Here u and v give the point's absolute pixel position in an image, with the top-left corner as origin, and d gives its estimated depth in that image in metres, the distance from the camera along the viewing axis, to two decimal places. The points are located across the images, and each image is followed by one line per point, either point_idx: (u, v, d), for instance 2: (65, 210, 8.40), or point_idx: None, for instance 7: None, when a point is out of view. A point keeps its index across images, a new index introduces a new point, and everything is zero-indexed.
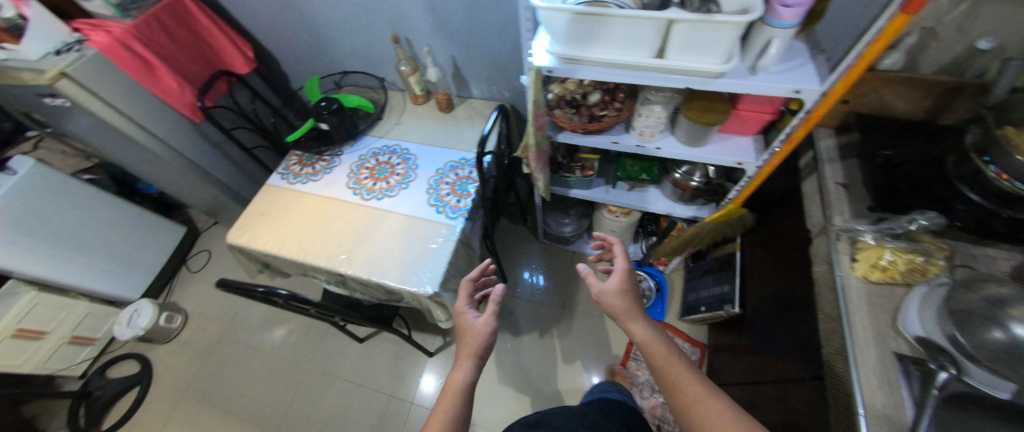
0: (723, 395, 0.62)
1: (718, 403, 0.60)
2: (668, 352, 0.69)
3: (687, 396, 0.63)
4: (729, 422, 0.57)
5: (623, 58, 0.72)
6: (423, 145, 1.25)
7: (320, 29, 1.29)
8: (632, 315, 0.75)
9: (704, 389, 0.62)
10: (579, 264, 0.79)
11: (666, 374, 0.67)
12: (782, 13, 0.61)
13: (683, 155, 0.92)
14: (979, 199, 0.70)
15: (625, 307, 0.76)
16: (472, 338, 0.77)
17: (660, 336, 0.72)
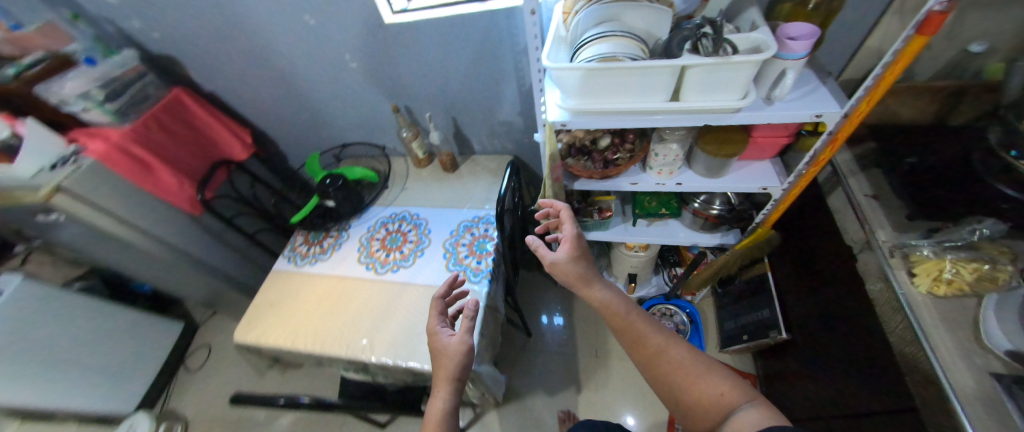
0: (683, 344, 0.67)
1: (682, 352, 0.65)
2: (626, 310, 0.71)
3: (649, 349, 0.66)
4: (693, 366, 0.63)
5: (637, 104, 0.72)
6: (433, 207, 1.23)
7: (319, 107, 1.30)
8: (589, 280, 0.76)
9: (665, 338, 0.67)
10: (529, 237, 0.78)
11: (628, 332, 0.70)
12: (792, 46, 0.63)
13: (707, 188, 0.91)
14: (1017, 194, 0.68)
15: (578, 273, 0.76)
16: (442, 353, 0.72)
17: (613, 294, 0.75)
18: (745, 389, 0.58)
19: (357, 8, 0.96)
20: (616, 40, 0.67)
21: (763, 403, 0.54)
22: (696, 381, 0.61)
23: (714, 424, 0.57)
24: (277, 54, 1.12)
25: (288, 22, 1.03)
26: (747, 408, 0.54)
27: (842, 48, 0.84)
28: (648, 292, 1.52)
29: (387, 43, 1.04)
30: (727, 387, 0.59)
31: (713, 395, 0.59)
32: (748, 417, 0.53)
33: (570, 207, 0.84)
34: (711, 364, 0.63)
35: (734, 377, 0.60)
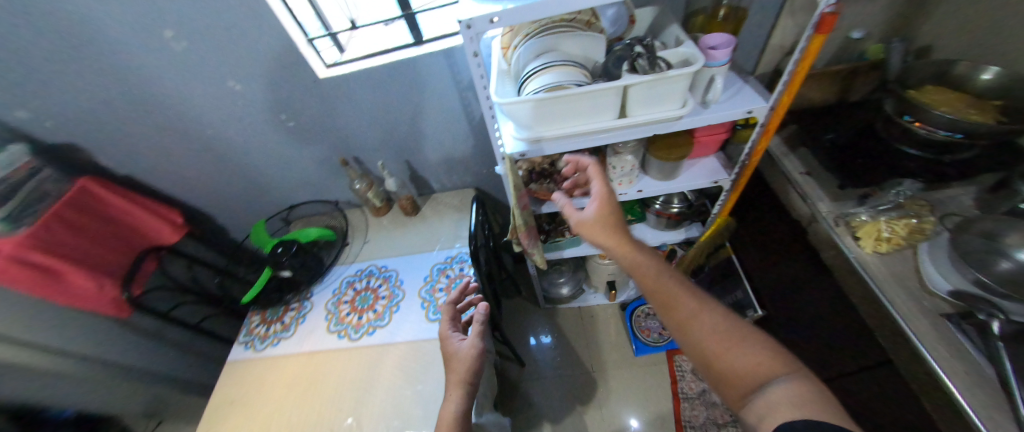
0: (719, 310, 0.63)
1: (718, 317, 0.62)
2: (657, 272, 0.67)
3: (681, 312, 0.64)
4: (728, 332, 0.60)
5: (590, 125, 0.74)
6: (401, 256, 1.17)
7: (257, 172, 1.21)
8: (625, 238, 0.71)
9: (699, 302, 0.64)
10: (555, 196, 0.79)
11: (658, 293, 0.67)
12: (714, 55, 0.69)
13: (665, 190, 0.95)
14: (918, 153, 0.80)
15: (607, 232, 0.72)
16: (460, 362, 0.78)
17: (650, 253, 0.70)
18: (787, 365, 0.54)
19: (286, 67, 0.92)
20: (558, 69, 0.70)
21: (805, 381, 0.51)
22: (729, 349, 0.58)
23: (743, 393, 0.55)
24: (202, 124, 1.04)
25: (210, 90, 0.96)
26: (783, 384, 0.51)
27: (753, 48, 0.94)
28: (628, 296, 1.55)
29: (324, 98, 1.01)
30: (765, 360, 0.55)
31: (747, 363, 0.56)
32: (784, 390, 0.50)
33: (597, 163, 0.77)
34: (749, 333, 0.59)
35: (776, 350, 0.57)
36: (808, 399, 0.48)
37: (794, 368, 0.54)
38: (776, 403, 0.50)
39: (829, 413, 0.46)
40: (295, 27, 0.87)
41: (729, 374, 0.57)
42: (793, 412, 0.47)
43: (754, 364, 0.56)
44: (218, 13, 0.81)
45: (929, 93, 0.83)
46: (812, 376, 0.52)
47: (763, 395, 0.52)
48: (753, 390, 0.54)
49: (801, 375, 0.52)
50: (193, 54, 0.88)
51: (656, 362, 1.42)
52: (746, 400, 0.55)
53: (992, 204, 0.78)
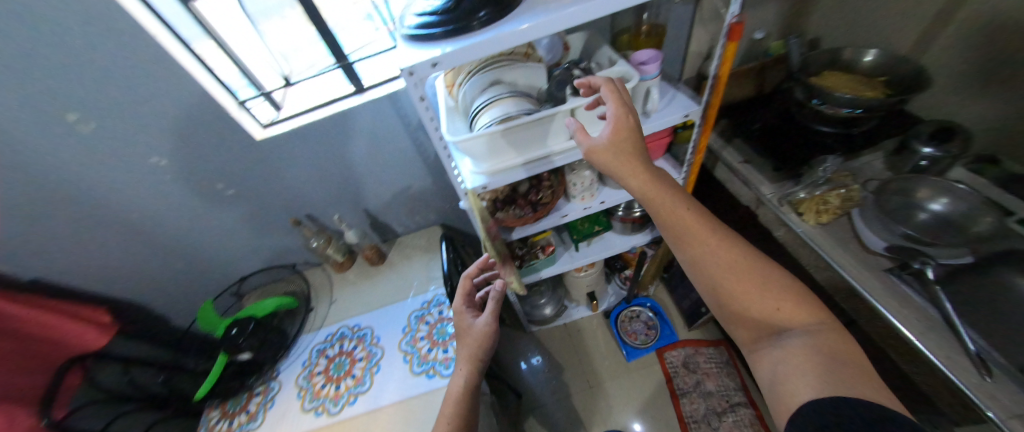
0: (744, 249, 0.60)
1: (741, 259, 0.58)
2: (677, 205, 0.61)
3: (702, 248, 0.60)
4: (753, 272, 0.57)
5: (546, 149, 0.76)
6: (374, 310, 1.11)
7: (198, 249, 1.10)
8: (646, 169, 0.61)
9: (724, 242, 0.60)
10: (566, 119, 0.65)
11: (677, 225, 0.61)
12: (646, 69, 0.75)
13: (625, 197, 0.99)
14: (830, 129, 0.91)
15: (626, 160, 0.61)
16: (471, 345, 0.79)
17: (668, 184, 0.62)
18: (810, 318, 0.54)
19: (219, 132, 0.86)
20: (506, 101, 0.72)
21: (833, 347, 0.50)
22: (747, 292, 0.57)
23: (757, 333, 0.57)
24: (126, 207, 0.93)
25: (132, 169, 0.87)
26: (804, 343, 0.52)
27: (676, 57, 1.02)
28: (610, 302, 1.57)
29: (266, 159, 0.95)
30: (784, 309, 0.55)
31: (763, 310, 0.56)
32: (807, 354, 0.50)
33: (615, 83, 0.63)
34: (774, 277, 0.57)
35: (801, 299, 0.56)
36: (835, 370, 0.48)
37: (819, 323, 0.53)
38: (799, 369, 0.50)
39: (859, 389, 0.45)
40: (222, 90, 0.82)
41: (745, 313, 0.57)
42: (818, 386, 0.47)
43: (773, 313, 0.56)
44: (132, 87, 0.75)
45: (827, 78, 0.94)
46: (840, 337, 0.52)
47: (781, 351, 0.53)
48: (766, 336, 0.56)
49: (824, 332, 0.52)
50: (106, 133, 0.80)
51: (648, 364, 1.43)
52: (762, 346, 0.56)
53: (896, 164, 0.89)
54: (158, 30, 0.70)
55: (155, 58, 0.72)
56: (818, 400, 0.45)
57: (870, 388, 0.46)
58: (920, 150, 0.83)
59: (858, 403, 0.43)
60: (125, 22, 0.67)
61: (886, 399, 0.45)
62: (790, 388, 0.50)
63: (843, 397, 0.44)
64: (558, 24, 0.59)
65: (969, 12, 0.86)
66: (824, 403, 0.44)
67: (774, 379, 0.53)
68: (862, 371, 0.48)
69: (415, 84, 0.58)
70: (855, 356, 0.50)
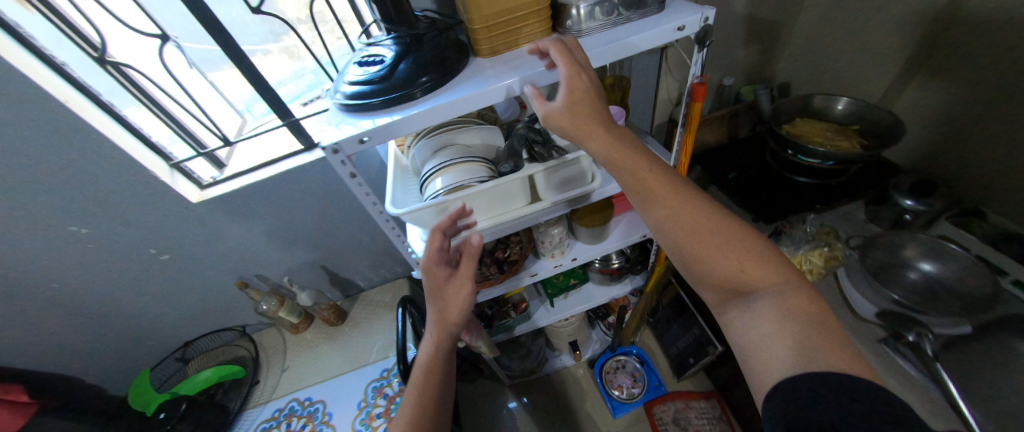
0: (704, 204, 0.51)
1: (703, 218, 0.50)
2: (638, 155, 0.52)
3: (667, 203, 0.51)
4: (721, 229, 0.49)
5: (505, 214, 0.71)
6: (328, 380, 1.01)
7: (133, 316, 1.00)
8: (603, 130, 0.51)
9: (682, 199, 0.51)
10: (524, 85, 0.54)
11: (638, 179, 0.52)
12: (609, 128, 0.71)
13: (598, 254, 0.92)
14: (810, 180, 0.87)
15: (588, 111, 0.50)
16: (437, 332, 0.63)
17: (630, 141, 0.53)
18: (779, 280, 0.46)
19: (149, 197, 0.79)
20: (462, 165, 0.65)
21: (808, 315, 0.43)
22: (714, 252, 0.48)
23: (724, 294, 0.49)
24: (42, 278, 0.83)
25: (49, 240, 0.78)
26: (777, 312, 0.44)
27: (645, 106, 1.00)
28: (593, 351, 1.46)
29: (208, 221, 0.88)
30: (751, 272, 0.47)
31: (729, 271, 0.48)
32: (782, 325, 0.42)
33: (566, 44, 0.51)
34: (740, 234, 0.49)
35: (770, 259, 0.48)
36: (813, 343, 0.40)
37: (792, 287, 0.45)
38: (772, 343, 0.42)
39: (842, 365, 0.38)
40: (147, 153, 0.76)
41: (712, 275, 0.49)
42: (799, 365, 0.39)
43: (741, 277, 0.47)
44: (45, 157, 0.67)
45: (801, 126, 0.90)
46: (813, 302, 0.44)
47: (751, 321, 0.45)
48: (733, 297, 0.48)
49: (794, 295, 0.44)
50: (15, 207, 0.71)
51: (636, 421, 1.31)
52: (731, 312, 0.48)
53: (879, 216, 0.85)
54: (68, 95, 0.64)
55: (68, 127, 0.65)
56: (793, 382, 0.38)
57: (851, 361, 0.39)
58: (901, 202, 0.80)
59: (837, 382, 0.37)
60: (27, 91, 0.60)
61: (868, 372, 0.38)
62: (767, 359, 0.42)
63: (821, 376, 0.37)
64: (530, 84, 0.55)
65: (934, 57, 0.85)
66: (800, 384, 0.38)
67: (745, 346, 0.46)
68: (841, 338, 0.41)
69: (343, 162, 0.52)
70: (831, 321, 0.43)
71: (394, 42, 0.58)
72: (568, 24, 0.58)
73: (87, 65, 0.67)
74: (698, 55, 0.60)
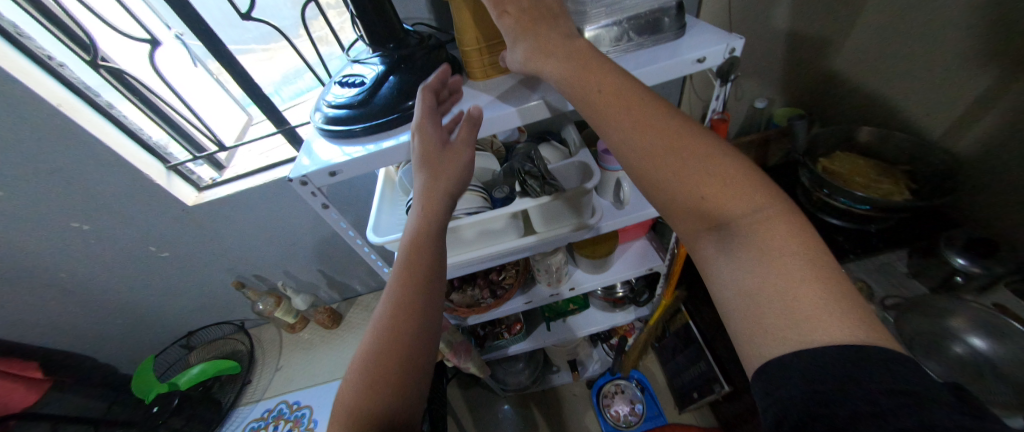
0: (661, 116, 0.39)
1: (656, 136, 0.38)
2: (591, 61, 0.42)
3: (620, 113, 0.39)
4: (686, 140, 0.37)
5: (494, 246, 0.66)
6: (317, 385, 1.01)
7: (135, 309, 1.02)
8: (548, 53, 0.44)
9: (633, 107, 0.39)
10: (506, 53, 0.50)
11: (596, 84, 0.40)
12: (608, 158, 0.67)
13: (596, 285, 0.87)
14: (842, 222, 0.78)
15: (550, 40, 0.44)
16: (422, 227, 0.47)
17: (581, 47, 0.43)
18: (756, 207, 0.34)
19: (144, 199, 0.79)
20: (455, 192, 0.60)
21: (788, 255, 0.32)
22: (679, 174, 0.36)
23: (696, 225, 0.37)
24: (50, 269, 0.85)
25: (48, 236, 0.79)
26: (752, 256, 0.33)
27: None
28: (593, 371, 1.37)
29: (206, 222, 0.88)
30: (722, 197, 0.35)
31: (693, 196, 0.36)
32: (757, 277, 0.33)
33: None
34: (707, 148, 0.37)
35: (744, 179, 0.36)
36: (798, 301, 0.30)
37: (771, 214, 0.34)
38: (758, 305, 0.32)
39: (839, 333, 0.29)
40: (142, 155, 0.76)
41: (687, 196, 0.36)
42: (785, 343, 0.30)
43: (710, 207, 0.35)
44: (44, 159, 0.68)
45: (841, 161, 0.80)
46: (792, 236, 0.33)
47: (727, 268, 0.35)
48: (705, 229, 0.37)
49: (771, 226, 0.34)
50: (15, 204, 0.72)
51: None
52: (705, 251, 0.37)
53: (926, 270, 0.74)
54: (62, 99, 0.64)
55: (62, 130, 0.65)
56: (781, 367, 0.29)
57: (848, 324, 0.29)
58: (951, 259, 0.68)
59: (831, 361, 0.28)
60: (21, 95, 0.60)
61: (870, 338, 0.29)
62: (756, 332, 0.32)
63: (811, 358, 0.28)
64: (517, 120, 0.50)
65: None
66: (787, 368, 0.29)
67: (733, 298, 0.34)
68: (832, 281, 0.31)
69: (312, 194, 0.48)
70: (819, 257, 0.32)
71: (380, 61, 0.54)
72: None
73: (82, 69, 0.66)
74: (719, 90, 0.52)
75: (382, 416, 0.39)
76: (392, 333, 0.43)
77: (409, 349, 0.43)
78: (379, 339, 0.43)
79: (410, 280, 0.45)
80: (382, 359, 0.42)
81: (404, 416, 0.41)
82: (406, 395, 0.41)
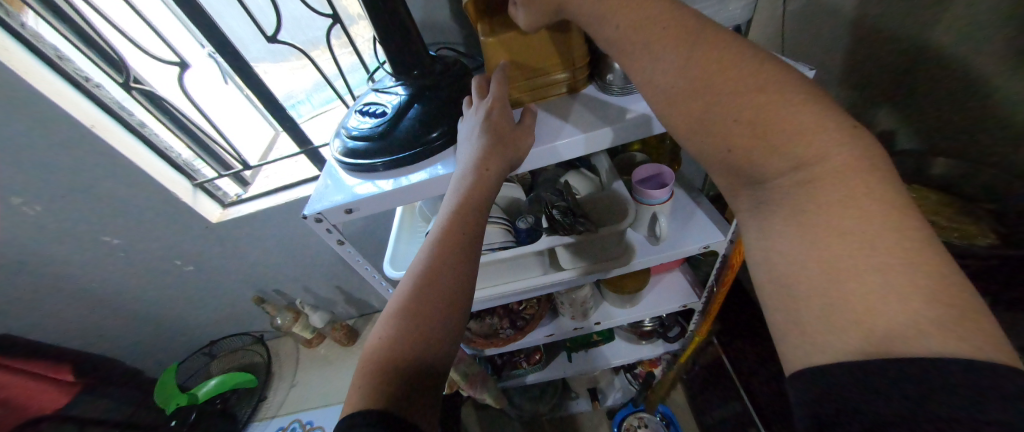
0: (691, 39, 0.28)
1: (687, 73, 0.28)
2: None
3: (648, 62, 0.30)
4: (721, 75, 0.27)
5: (517, 283, 0.63)
6: (329, 406, 1.03)
7: (160, 321, 1.04)
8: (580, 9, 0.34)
9: (663, 34, 0.29)
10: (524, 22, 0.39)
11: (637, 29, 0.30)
12: (651, 193, 0.58)
13: (625, 320, 0.81)
14: None
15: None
16: (465, 194, 0.40)
17: None
18: (808, 167, 0.25)
19: (171, 216, 0.80)
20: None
21: (845, 236, 0.23)
22: (704, 124, 0.27)
23: (737, 182, 0.29)
24: (84, 280, 0.86)
25: (82, 248, 0.80)
26: (801, 236, 0.25)
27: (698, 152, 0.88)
28: (615, 400, 1.26)
29: (230, 239, 0.89)
30: (765, 155, 0.26)
31: (722, 153, 0.27)
32: (798, 266, 0.25)
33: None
34: (762, 81, 0.26)
35: (809, 115, 0.24)
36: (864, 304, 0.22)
37: (842, 163, 0.24)
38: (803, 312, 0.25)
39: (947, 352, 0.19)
40: (171, 174, 0.77)
41: (718, 152, 0.28)
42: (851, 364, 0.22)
43: (742, 165, 0.27)
44: (79, 176, 0.69)
45: None
46: (868, 204, 0.23)
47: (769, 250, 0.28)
48: (744, 191, 0.29)
49: (834, 186, 0.24)
50: (54, 219, 0.74)
51: None
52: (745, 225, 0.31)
53: None
54: (96, 120, 0.65)
55: (96, 152, 0.66)
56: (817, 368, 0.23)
57: None
58: None
59: None
60: (59, 118, 0.61)
61: None
62: None
63: None
64: (545, 161, 0.47)
65: None
66: None
67: None
68: None
69: (327, 230, 0.47)
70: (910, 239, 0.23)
71: (402, 89, 0.51)
72: (610, 79, 0.48)
73: (114, 90, 0.67)
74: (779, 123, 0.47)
75: (415, 386, 0.32)
76: (435, 293, 0.36)
77: (450, 316, 0.36)
78: (413, 303, 0.35)
79: (457, 246, 0.38)
80: (421, 320, 0.34)
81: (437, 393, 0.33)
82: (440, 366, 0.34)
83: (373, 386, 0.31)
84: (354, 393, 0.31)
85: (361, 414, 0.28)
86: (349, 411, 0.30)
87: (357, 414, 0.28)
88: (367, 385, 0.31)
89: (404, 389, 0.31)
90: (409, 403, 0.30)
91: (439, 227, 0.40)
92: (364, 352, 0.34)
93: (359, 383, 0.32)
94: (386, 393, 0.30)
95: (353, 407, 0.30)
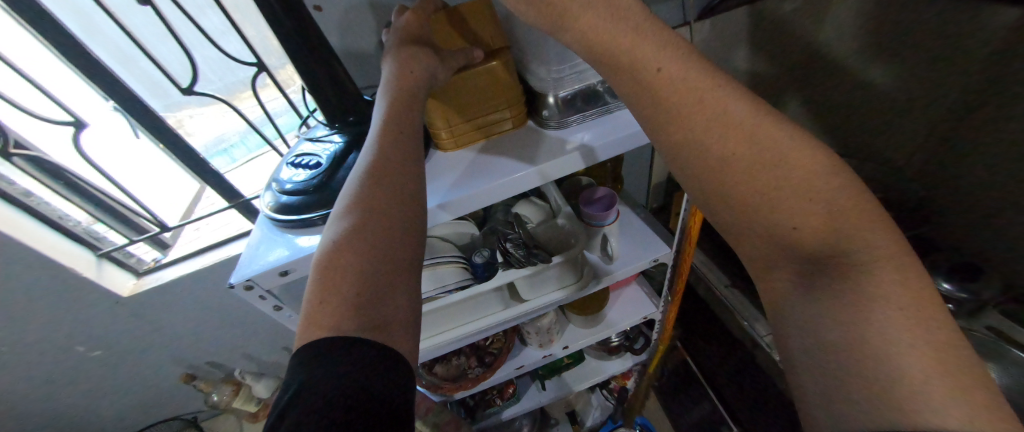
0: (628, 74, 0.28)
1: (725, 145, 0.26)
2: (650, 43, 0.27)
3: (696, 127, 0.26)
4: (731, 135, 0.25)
5: (477, 320, 0.61)
6: None
7: (65, 424, 0.87)
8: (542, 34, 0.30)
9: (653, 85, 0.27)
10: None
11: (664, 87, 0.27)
12: (597, 215, 0.60)
13: (593, 339, 0.82)
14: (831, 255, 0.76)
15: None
16: (392, 99, 0.39)
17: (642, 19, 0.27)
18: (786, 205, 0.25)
19: (68, 296, 0.68)
20: (433, 269, 0.53)
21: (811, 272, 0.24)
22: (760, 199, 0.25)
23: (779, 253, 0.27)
24: None
25: None
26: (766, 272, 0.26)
27: (638, 169, 0.94)
28: (594, 420, 1.24)
29: (148, 313, 0.78)
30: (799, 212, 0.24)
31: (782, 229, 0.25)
32: None
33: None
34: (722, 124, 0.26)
35: (762, 145, 0.25)
36: None
37: (801, 201, 0.24)
38: None
39: None
40: (67, 246, 0.66)
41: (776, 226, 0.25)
42: None
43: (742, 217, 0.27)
44: None
45: None
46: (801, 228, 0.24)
47: None
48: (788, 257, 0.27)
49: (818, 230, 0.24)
50: None
51: None
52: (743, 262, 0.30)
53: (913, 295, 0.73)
54: None
55: None
56: None
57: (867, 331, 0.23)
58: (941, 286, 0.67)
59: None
60: None
61: None
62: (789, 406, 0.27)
63: None
64: (511, 190, 0.47)
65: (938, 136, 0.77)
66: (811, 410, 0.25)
67: None
68: None
69: (261, 297, 0.43)
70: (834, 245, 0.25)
71: (339, 137, 0.49)
72: (546, 115, 0.50)
73: None
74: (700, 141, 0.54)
75: (388, 303, 0.29)
76: (389, 216, 0.32)
77: (412, 240, 0.33)
78: (360, 201, 0.32)
79: (394, 143, 0.35)
80: (379, 240, 0.31)
81: (412, 316, 0.30)
82: (410, 292, 0.31)
83: (338, 303, 0.28)
84: (314, 317, 0.28)
85: (331, 342, 0.26)
86: (313, 337, 0.27)
87: (325, 342, 0.26)
88: (331, 302, 0.28)
89: (373, 311, 0.28)
90: (384, 325, 0.28)
91: (376, 128, 0.37)
92: (315, 264, 0.30)
93: (320, 300, 0.28)
94: (354, 315, 0.27)
95: (318, 329, 0.27)
